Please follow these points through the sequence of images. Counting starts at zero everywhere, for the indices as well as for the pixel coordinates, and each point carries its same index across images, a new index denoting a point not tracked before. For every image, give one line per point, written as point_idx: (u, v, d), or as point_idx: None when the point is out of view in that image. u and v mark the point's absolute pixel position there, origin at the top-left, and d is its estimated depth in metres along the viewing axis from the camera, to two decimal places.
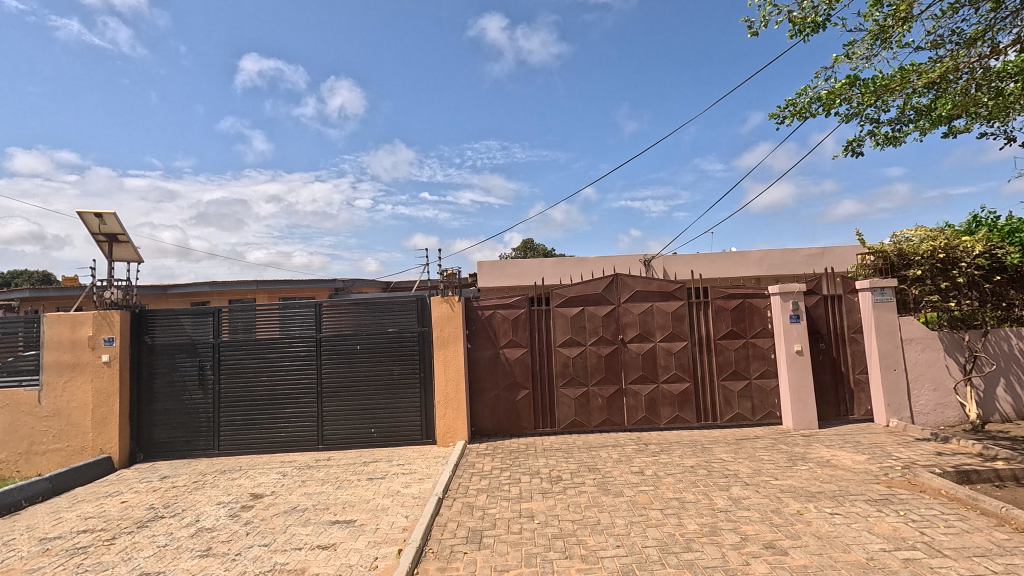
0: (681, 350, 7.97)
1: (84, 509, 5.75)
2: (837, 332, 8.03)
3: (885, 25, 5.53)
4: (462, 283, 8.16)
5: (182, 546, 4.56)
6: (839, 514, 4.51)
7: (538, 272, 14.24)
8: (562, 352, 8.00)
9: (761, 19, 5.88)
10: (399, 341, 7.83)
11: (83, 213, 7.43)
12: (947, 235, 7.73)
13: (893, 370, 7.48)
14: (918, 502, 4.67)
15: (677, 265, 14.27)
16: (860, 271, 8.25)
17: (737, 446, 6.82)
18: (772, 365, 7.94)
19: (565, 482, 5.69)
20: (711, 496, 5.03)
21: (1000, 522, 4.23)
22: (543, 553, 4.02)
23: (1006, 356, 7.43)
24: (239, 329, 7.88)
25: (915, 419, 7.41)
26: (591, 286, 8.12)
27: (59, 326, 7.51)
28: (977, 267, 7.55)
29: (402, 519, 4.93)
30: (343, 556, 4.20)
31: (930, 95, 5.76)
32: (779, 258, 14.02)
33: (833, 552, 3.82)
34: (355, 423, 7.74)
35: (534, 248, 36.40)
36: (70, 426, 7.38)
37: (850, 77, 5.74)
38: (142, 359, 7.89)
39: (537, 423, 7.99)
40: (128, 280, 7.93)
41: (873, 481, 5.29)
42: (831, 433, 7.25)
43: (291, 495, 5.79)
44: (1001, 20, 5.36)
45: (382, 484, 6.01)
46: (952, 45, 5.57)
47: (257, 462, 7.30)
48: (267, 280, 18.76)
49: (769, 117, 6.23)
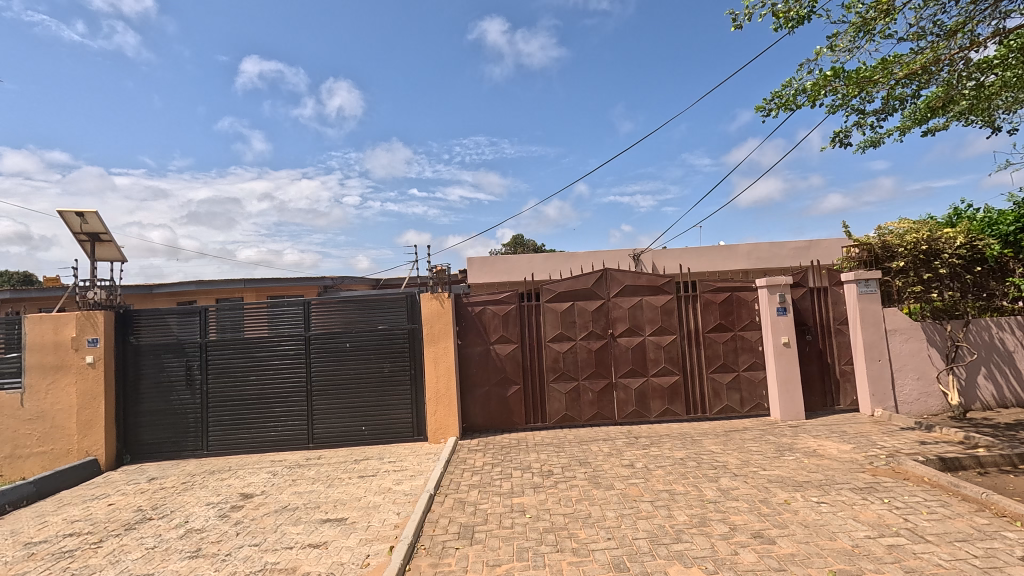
0: (670, 344, 8.02)
1: (70, 512, 5.67)
2: (824, 324, 8.13)
3: (867, 17, 5.58)
4: (452, 279, 8.13)
5: (171, 548, 4.53)
6: (825, 502, 4.58)
7: (528, 267, 14.30)
8: (552, 347, 8.02)
9: (745, 12, 5.87)
10: (389, 339, 7.80)
11: (63, 212, 7.29)
12: (929, 227, 7.91)
13: (878, 361, 7.61)
14: (902, 490, 4.76)
15: (666, 259, 14.40)
16: (845, 264, 8.35)
17: (727, 437, 6.90)
18: (760, 357, 8.02)
19: (556, 476, 5.71)
20: (701, 488, 5.08)
21: (980, 507, 4.33)
22: (534, 547, 4.04)
23: (987, 346, 7.56)
24: (226, 328, 7.80)
25: (899, 408, 7.54)
26: (581, 281, 8.14)
27: (41, 327, 7.37)
28: (958, 258, 7.71)
29: (394, 516, 4.93)
30: (335, 555, 4.19)
31: (913, 85, 5.82)
32: (766, 252, 14.16)
33: (820, 540, 3.89)
34: (345, 420, 7.71)
35: (524, 245, 36.59)
36: (55, 429, 7.27)
37: (834, 69, 5.77)
38: (127, 360, 7.79)
39: (529, 418, 8.02)
40: (112, 280, 7.79)
41: (858, 470, 5.38)
42: (817, 423, 7.36)
43: (281, 494, 5.76)
44: (981, 12, 5.42)
45: (374, 481, 5.99)
46: (934, 37, 5.63)
47: (247, 462, 7.23)
48: (255, 278, 18.62)
49: (756, 110, 6.24)
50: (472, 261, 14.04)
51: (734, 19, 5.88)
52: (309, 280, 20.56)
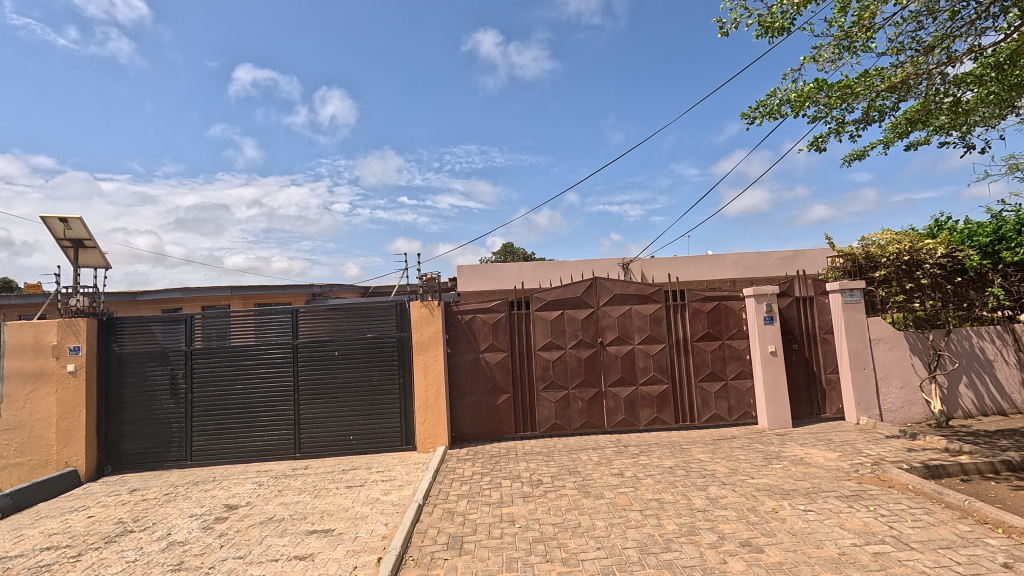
0: (659, 352, 8.07)
1: (48, 525, 5.53)
2: (809, 333, 8.24)
3: (850, 31, 5.72)
4: (442, 287, 8.12)
5: (153, 561, 4.43)
6: (812, 510, 4.62)
7: (518, 275, 14.32)
8: (542, 356, 8.03)
9: (732, 21, 5.98)
10: (378, 347, 7.75)
11: (47, 218, 7.18)
12: (911, 238, 8.05)
13: (863, 369, 7.71)
14: (887, 498, 4.81)
15: (655, 268, 14.52)
16: (830, 273, 8.55)
17: (715, 446, 6.94)
18: (747, 365, 8.09)
19: (545, 485, 5.70)
20: (689, 496, 5.10)
21: (963, 514, 4.39)
22: (523, 558, 4.02)
23: (968, 354, 7.70)
24: (212, 336, 7.70)
25: (883, 416, 7.64)
26: (570, 289, 8.17)
27: (21, 334, 7.22)
28: (939, 269, 7.88)
29: (382, 527, 4.88)
30: (322, 567, 4.13)
31: (893, 98, 5.94)
32: (753, 261, 14.33)
33: (807, 548, 3.91)
34: (333, 429, 7.63)
35: (514, 253, 36.67)
36: (33, 439, 7.10)
37: (817, 81, 5.90)
38: (110, 368, 7.65)
39: (518, 427, 8.00)
40: (95, 286, 7.66)
41: (844, 478, 5.44)
42: (804, 431, 7.43)
43: (267, 505, 5.67)
44: (957, 28, 5.58)
45: (361, 491, 5.93)
46: (913, 51, 5.78)
47: (232, 472, 7.12)
48: (242, 286, 18.39)
49: (741, 117, 6.36)
50: (463, 269, 14.03)
51: (721, 27, 6.00)
52: (298, 288, 20.40)
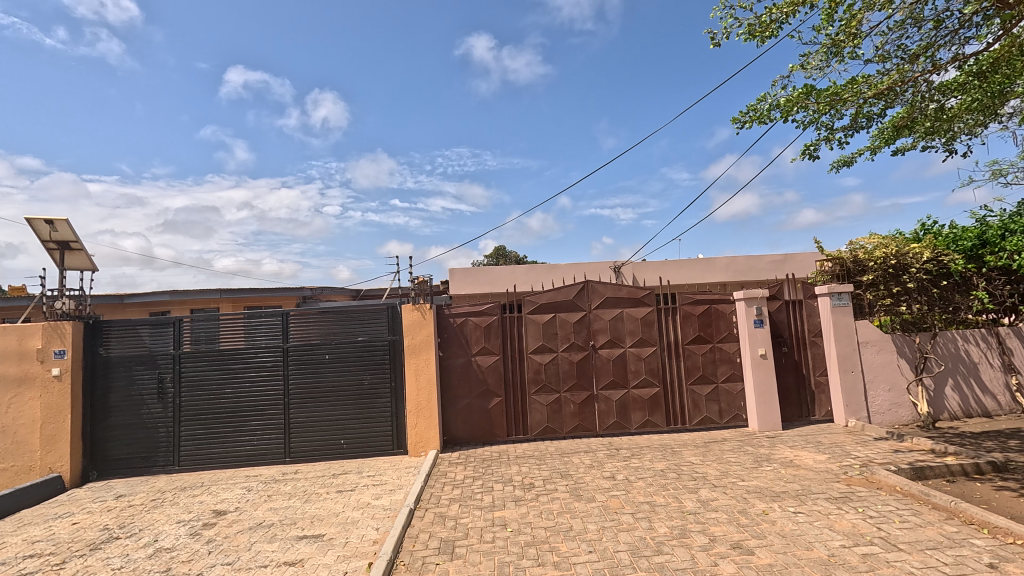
0: (650, 355, 8.10)
1: (31, 532, 5.43)
2: (799, 336, 8.31)
3: (837, 39, 5.80)
4: (433, 291, 8.10)
5: (139, 568, 4.37)
6: (802, 512, 4.65)
7: (510, 278, 14.33)
8: (534, 359, 8.03)
9: (725, 32, 6.09)
10: (369, 350, 7.71)
11: (32, 220, 7.08)
12: (898, 242, 8.16)
13: (851, 372, 7.79)
14: (875, 499, 4.86)
15: (647, 272, 14.59)
16: (819, 277, 8.65)
17: (706, 448, 6.97)
18: (738, 368, 8.14)
19: (537, 489, 5.69)
20: (681, 499, 5.12)
21: (950, 514, 4.45)
22: (515, 562, 4.01)
23: (953, 357, 7.81)
24: (201, 340, 7.62)
25: (871, 418, 7.72)
26: (562, 293, 8.19)
27: (5, 338, 7.10)
28: (925, 273, 7.99)
29: (372, 532, 4.84)
30: (311, 572, 4.10)
31: (880, 104, 6.03)
32: (743, 264, 14.44)
33: (796, 550, 3.94)
34: (323, 433, 7.57)
35: (506, 256, 36.67)
36: (16, 444, 6.98)
37: (806, 88, 5.97)
38: (96, 372, 7.55)
39: (510, 430, 7.99)
40: (81, 289, 7.56)
41: (834, 480, 5.48)
42: (794, 434, 7.49)
43: (256, 510, 5.61)
44: (942, 37, 5.69)
45: (352, 496, 5.88)
46: (898, 59, 5.88)
47: (220, 478, 7.03)
48: (231, 288, 18.21)
49: (731, 122, 6.41)
50: (455, 272, 14.01)
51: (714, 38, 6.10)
52: (288, 291, 20.24)
